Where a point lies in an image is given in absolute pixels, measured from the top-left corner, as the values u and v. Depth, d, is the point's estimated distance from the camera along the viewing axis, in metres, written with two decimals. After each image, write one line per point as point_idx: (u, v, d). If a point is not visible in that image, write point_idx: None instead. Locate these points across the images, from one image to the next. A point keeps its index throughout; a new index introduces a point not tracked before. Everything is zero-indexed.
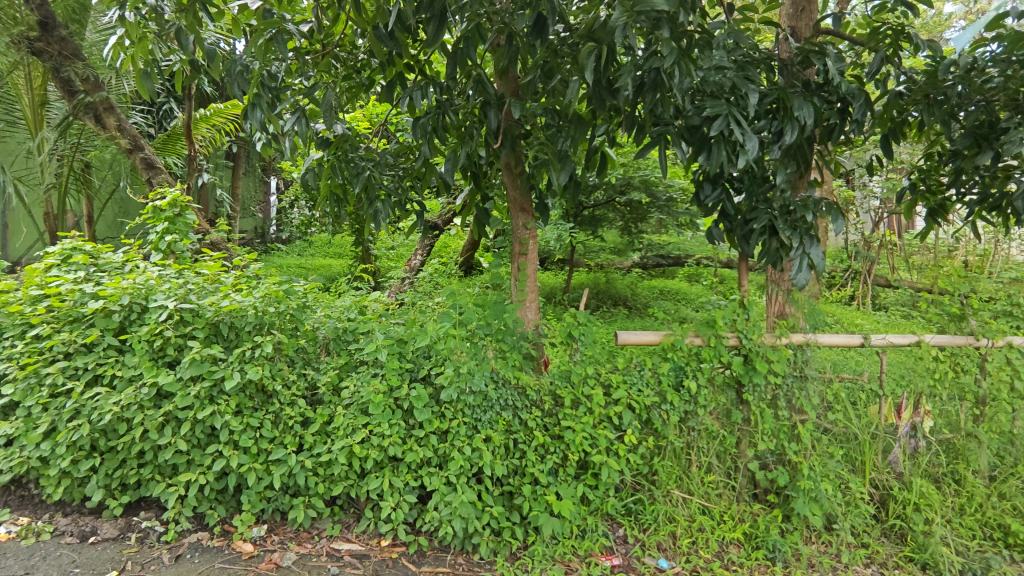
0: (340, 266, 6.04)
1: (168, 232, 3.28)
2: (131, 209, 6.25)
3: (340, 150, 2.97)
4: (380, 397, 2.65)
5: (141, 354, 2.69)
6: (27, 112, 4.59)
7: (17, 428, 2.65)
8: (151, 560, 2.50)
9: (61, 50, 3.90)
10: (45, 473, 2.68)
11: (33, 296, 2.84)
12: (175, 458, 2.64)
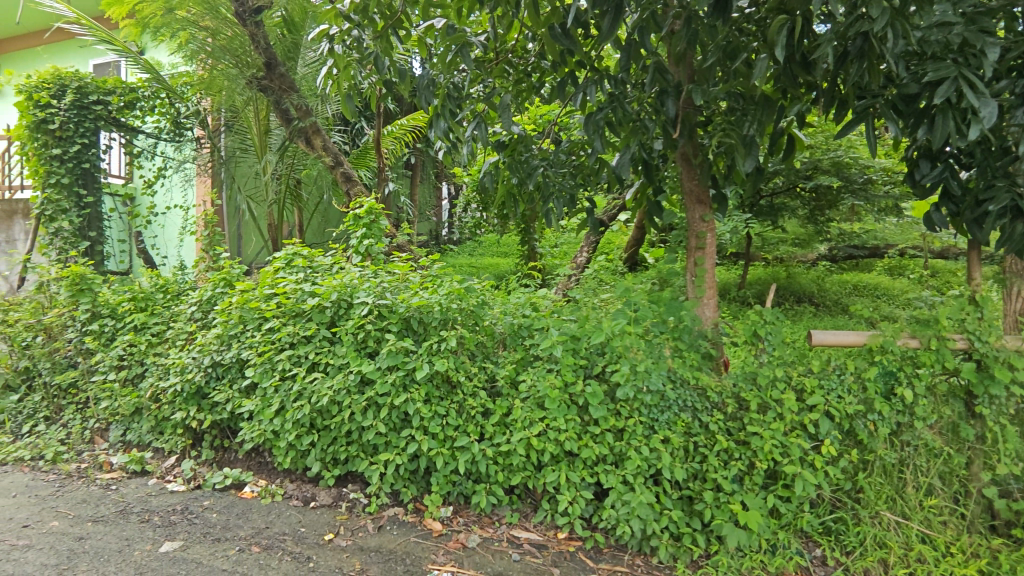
0: (508, 264, 6.27)
1: (366, 237, 3.66)
2: (333, 218, 7.08)
3: (515, 152, 3.08)
4: (557, 392, 2.71)
5: (348, 345, 3.05)
6: (254, 138, 5.34)
7: (256, 405, 3.15)
8: (359, 528, 2.82)
9: (280, 84, 4.57)
10: (277, 444, 3.14)
11: (267, 294, 3.37)
12: (376, 438, 2.94)
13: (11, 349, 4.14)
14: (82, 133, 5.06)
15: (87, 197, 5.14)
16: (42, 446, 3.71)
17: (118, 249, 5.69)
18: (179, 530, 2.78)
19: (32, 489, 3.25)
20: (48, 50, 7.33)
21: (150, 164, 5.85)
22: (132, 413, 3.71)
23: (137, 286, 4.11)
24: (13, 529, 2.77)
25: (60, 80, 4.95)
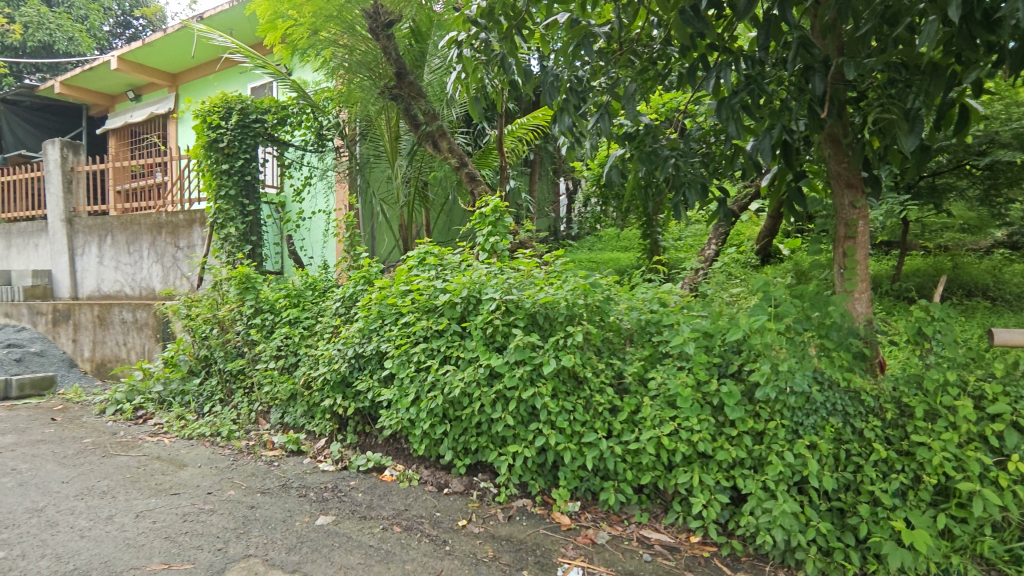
0: (629, 259, 6.14)
1: (492, 234, 3.77)
2: (457, 216, 7.35)
3: (642, 144, 3.00)
4: (689, 391, 2.62)
5: (477, 339, 3.16)
6: (387, 145, 5.61)
7: (394, 394, 3.36)
8: (490, 516, 2.91)
9: (410, 91, 4.85)
10: (412, 432, 3.34)
11: (403, 291, 3.59)
12: (505, 430, 3.02)
13: (194, 339, 4.77)
14: (245, 149, 5.70)
15: (249, 206, 5.79)
16: (219, 425, 4.24)
17: (275, 251, 6.34)
18: (331, 506, 3.05)
19: (213, 461, 3.73)
20: (217, 78, 8.36)
21: (298, 174, 6.41)
22: (288, 398, 4.13)
23: (291, 284, 4.57)
24: (200, 494, 3.20)
25: (227, 104, 5.66)
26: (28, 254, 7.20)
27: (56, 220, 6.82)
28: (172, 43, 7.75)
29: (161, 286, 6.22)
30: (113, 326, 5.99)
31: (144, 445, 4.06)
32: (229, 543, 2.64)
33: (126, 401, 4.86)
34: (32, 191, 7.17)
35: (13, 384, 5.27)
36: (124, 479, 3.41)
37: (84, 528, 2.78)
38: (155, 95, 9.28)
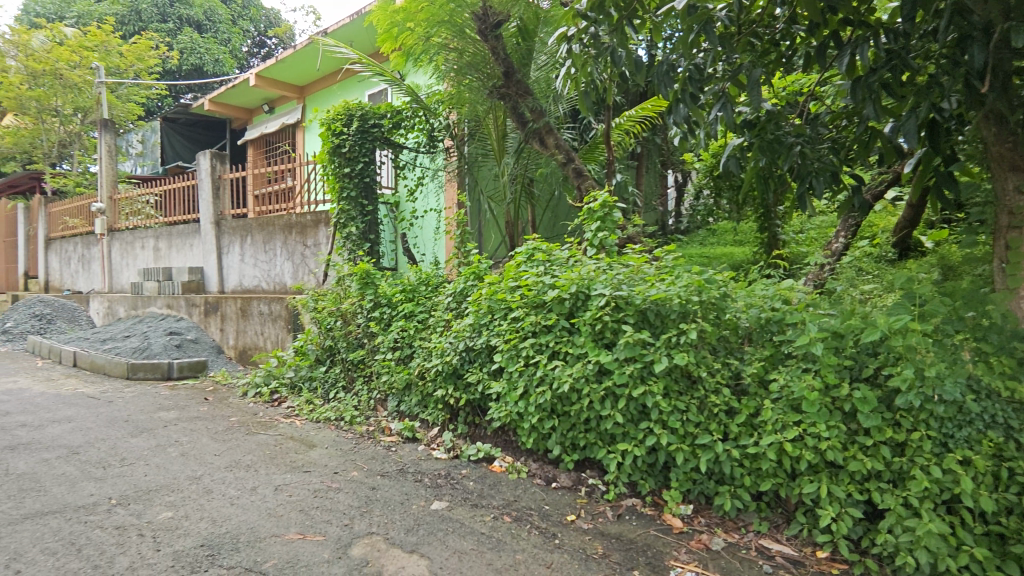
0: (744, 254, 5.82)
1: (600, 229, 3.74)
2: (562, 212, 7.35)
3: (764, 131, 2.84)
4: (816, 395, 2.46)
5: (586, 336, 3.15)
6: (494, 144, 5.70)
7: (504, 388, 3.44)
8: (599, 513, 2.89)
9: (517, 90, 4.90)
10: (521, 425, 3.40)
11: (512, 286, 3.65)
12: (614, 428, 2.99)
13: (320, 330, 5.16)
14: (364, 153, 6.07)
15: (368, 206, 6.17)
16: (342, 410, 4.56)
17: (391, 248, 6.71)
18: (445, 492, 3.19)
19: (338, 444, 4.03)
20: (340, 87, 9.00)
21: (412, 175, 6.72)
22: (404, 387, 4.36)
23: (406, 280, 4.82)
24: (328, 473, 3.48)
25: (348, 111, 6.06)
26: (185, 252, 8.18)
27: (207, 222, 7.67)
28: (300, 58, 8.44)
29: (292, 281, 6.81)
30: (253, 317, 6.65)
31: (279, 425, 4.47)
32: (354, 520, 2.85)
33: (264, 384, 5.37)
34: (187, 197, 8.12)
35: (175, 365, 6.11)
36: (264, 456, 3.79)
37: (233, 496, 3.12)
38: (285, 107, 10.16)
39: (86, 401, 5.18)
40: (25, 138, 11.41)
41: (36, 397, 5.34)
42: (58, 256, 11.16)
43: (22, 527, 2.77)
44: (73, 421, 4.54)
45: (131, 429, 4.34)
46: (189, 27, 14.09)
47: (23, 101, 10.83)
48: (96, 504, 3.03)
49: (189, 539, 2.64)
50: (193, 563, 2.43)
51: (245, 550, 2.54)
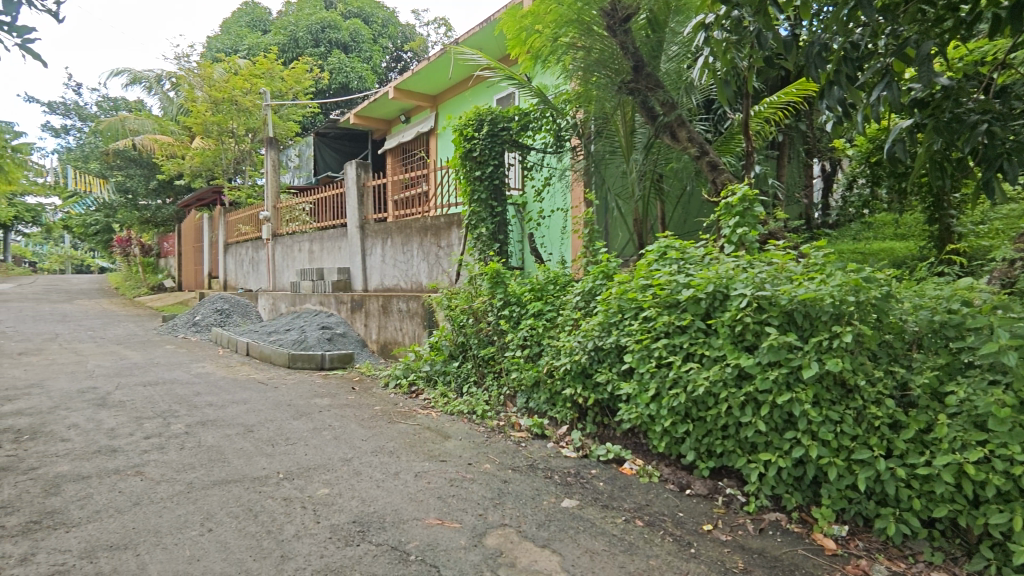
0: (908, 249, 5.17)
1: (739, 225, 3.53)
2: (694, 208, 7.03)
3: (939, 110, 2.54)
4: (1008, 412, 2.15)
5: (725, 338, 3.00)
6: (622, 140, 5.59)
7: (634, 389, 3.38)
8: (738, 525, 2.73)
9: (647, 84, 4.72)
10: (652, 428, 3.32)
11: (643, 285, 3.58)
12: (755, 437, 2.81)
13: (453, 327, 5.40)
14: (494, 156, 6.26)
15: (498, 207, 6.33)
16: (474, 404, 4.73)
17: (518, 248, 6.86)
18: (575, 491, 3.20)
19: (471, 436, 4.20)
20: (470, 94, 9.38)
21: (539, 175, 6.81)
22: (533, 384, 4.44)
23: (535, 279, 4.90)
24: (463, 464, 3.64)
25: (479, 116, 6.27)
26: (335, 254, 8.99)
27: (353, 226, 8.36)
28: (434, 68, 8.91)
29: (428, 280, 7.20)
30: (393, 313, 7.14)
31: (418, 416, 4.75)
32: (487, 511, 2.95)
33: (403, 377, 5.74)
34: (337, 204, 8.93)
35: (327, 356, 6.73)
36: (405, 443, 4.05)
37: (379, 479, 3.38)
38: (420, 116, 10.80)
39: (257, 386, 5.89)
40: (209, 158, 13.23)
41: (219, 381, 6.17)
42: (234, 259, 12.79)
43: (211, 492, 3.22)
44: (247, 404, 5.18)
45: (293, 413, 4.87)
46: (337, 49, 15.43)
47: (208, 126, 12.58)
48: (267, 477, 3.44)
49: (343, 515, 2.90)
50: (347, 537, 2.67)
51: (390, 529, 2.75)
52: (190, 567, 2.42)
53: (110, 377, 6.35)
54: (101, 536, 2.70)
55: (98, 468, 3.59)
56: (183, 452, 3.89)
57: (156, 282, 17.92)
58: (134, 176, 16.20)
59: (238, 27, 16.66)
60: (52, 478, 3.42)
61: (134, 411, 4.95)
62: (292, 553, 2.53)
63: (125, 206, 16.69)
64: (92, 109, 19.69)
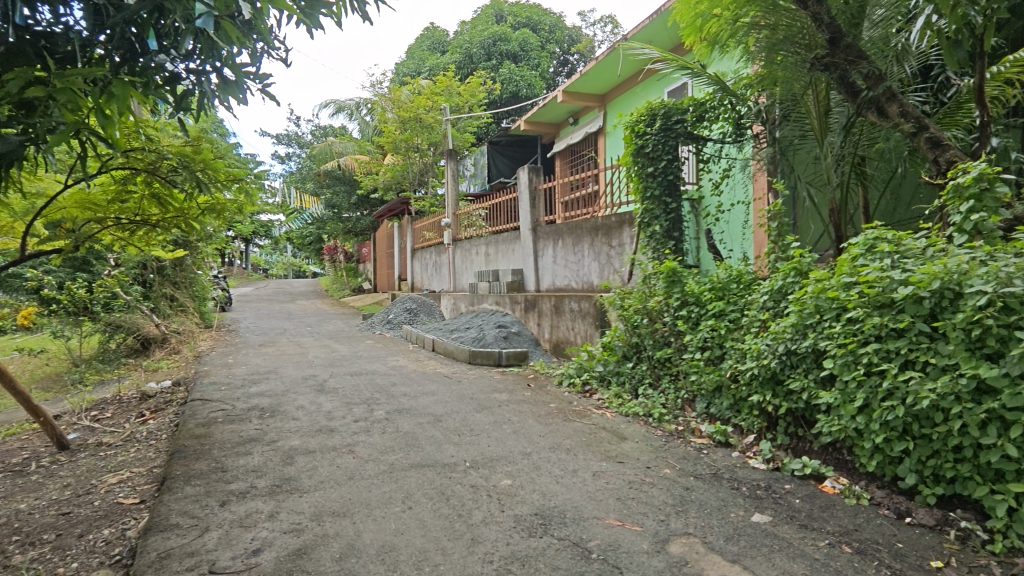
0: None
1: (975, 210, 2.96)
2: (907, 193, 6.05)
3: None
4: None
5: (957, 343, 2.56)
6: (814, 123, 5.03)
7: (836, 398, 3.03)
8: (979, 566, 2.30)
9: (846, 56, 4.15)
10: (860, 444, 2.96)
11: (847, 283, 3.22)
12: (1002, 463, 2.36)
13: (627, 328, 5.33)
14: (667, 151, 6.02)
15: (672, 203, 6.09)
16: (650, 406, 4.62)
17: (694, 246, 6.58)
18: (767, 506, 2.96)
19: (648, 439, 4.11)
20: (641, 88, 9.18)
21: (717, 167, 6.43)
22: (714, 389, 4.22)
23: (715, 277, 4.65)
24: (641, 467, 3.57)
25: (652, 111, 6.10)
26: (509, 256, 9.40)
27: (525, 228, 8.67)
28: (603, 67, 8.91)
29: (599, 280, 7.20)
30: (565, 313, 7.26)
31: (592, 415, 4.78)
32: (670, 517, 2.87)
33: (577, 376, 5.81)
34: (511, 208, 9.35)
35: (504, 353, 7.07)
36: (581, 442, 4.10)
37: (559, 475, 3.46)
38: (589, 117, 10.82)
39: (443, 380, 6.40)
40: (399, 172, 14.70)
41: (411, 374, 6.82)
42: (420, 263, 14.04)
43: (410, 474, 3.58)
44: (436, 395, 5.66)
45: (476, 406, 5.20)
46: (508, 60, 16.14)
47: (398, 144, 14.01)
48: (456, 464, 3.72)
49: (526, 507, 3.02)
50: (530, 528, 2.77)
51: (571, 525, 2.80)
52: (396, 539, 2.71)
53: (325, 367, 7.37)
54: (326, 503, 3.14)
55: (320, 445, 4.19)
56: (385, 436, 4.37)
57: (356, 284, 20.40)
58: (339, 193, 18.67)
59: (421, 51, 18.27)
60: (287, 450, 4.07)
61: (345, 397, 5.69)
62: (481, 538, 2.70)
63: (332, 219, 19.25)
64: (307, 137, 22.99)
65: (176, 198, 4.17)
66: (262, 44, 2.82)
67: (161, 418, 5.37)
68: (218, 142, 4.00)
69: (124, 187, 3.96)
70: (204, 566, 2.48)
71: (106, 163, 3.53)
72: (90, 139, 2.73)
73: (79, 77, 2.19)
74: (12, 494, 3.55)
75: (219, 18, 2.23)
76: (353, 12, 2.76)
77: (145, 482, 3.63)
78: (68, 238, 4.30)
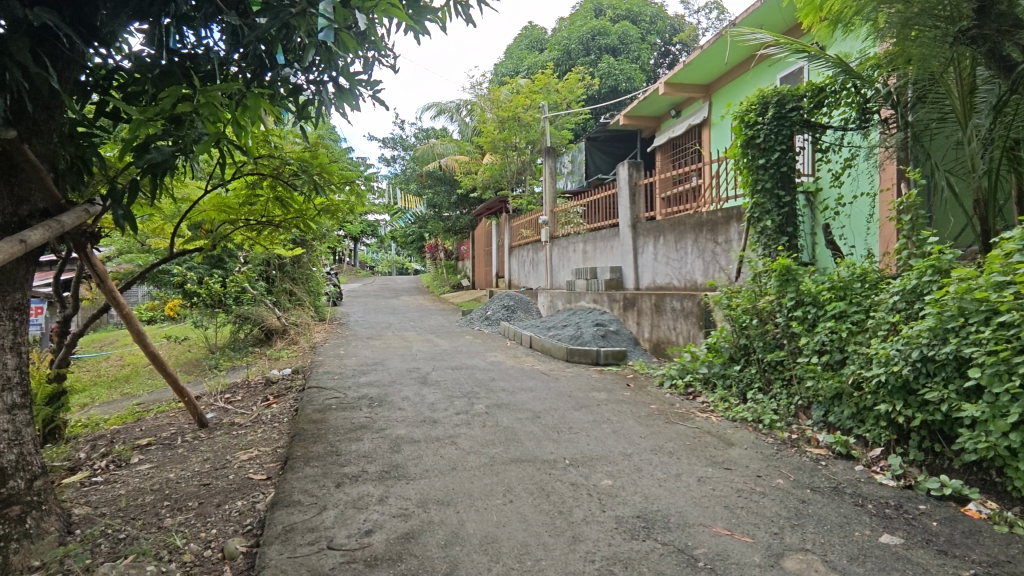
0: None
1: None
2: None
3: None
4: None
5: None
6: (956, 105, 4.58)
7: (983, 412, 2.76)
8: None
9: (1000, 26, 3.50)
10: (1013, 464, 2.69)
11: (998, 282, 2.94)
12: None
13: (734, 328, 5.08)
14: (781, 141, 5.63)
15: (785, 197, 5.69)
16: (760, 412, 4.36)
17: (810, 241, 6.18)
18: (898, 526, 2.70)
19: (759, 446, 3.88)
20: (752, 75, 8.68)
21: (837, 156, 5.93)
22: (834, 396, 3.92)
23: (836, 275, 4.29)
24: (751, 475, 3.38)
25: (764, 99, 5.74)
26: (607, 254, 9.26)
27: (624, 225, 8.50)
28: (709, 56, 8.53)
29: (703, 278, 6.92)
30: (666, 312, 7.05)
31: (696, 418, 4.59)
32: (784, 530, 2.69)
33: (679, 377, 5.61)
34: (610, 205, 9.21)
35: (602, 352, 6.98)
36: (685, 445, 3.96)
37: (661, 479, 3.37)
38: (693, 108, 10.40)
39: (541, 377, 6.45)
40: (498, 171, 14.96)
41: (510, 370, 6.93)
42: (517, 261, 14.22)
43: (510, 468, 3.63)
44: (534, 392, 5.71)
45: (574, 404, 5.18)
46: (607, 54, 15.90)
47: (496, 143, 14.26)
48: (556, 461, 3.73)
49: (628, 508, 2.97)
50: (632, 531, 2.72)
51: (676, 531, 2.71)
52: (498, 531, 2.75)
53: (428, 361, 7.67)
54: (431, 491, 3.26)
55: (425, 434, 4.36)
56: (485, 429, 4.47)
57: (455, 281, 21.04)
58: (440, 193, 19.39)
59: (519, 51, 18.46)
60: (394, 438, 4.27)
61: (447, 390, 5.88)
62: (583, 536, 2.68)
63: (434, 218, 19.99)
64: (411, 139, 24.00)
65: (296, 200, 4.50)
66: (373, 52, 2.96)
67: (283, 403, 5.84)
68: (333, 147, 4.27)
69: (253, 191, 4.33)
70: (323, 541, 2.66)
71: (239, 170, 3.89)
72: (228, 148, 3.01)
73: (218, 92, 2.41)
74: (162, 464, 4.01)
75: (337, 30, 2.38)
76: (456, 16, 2.85)
77: (271, 461, 3.96)
78: (207, 238, 4.79)
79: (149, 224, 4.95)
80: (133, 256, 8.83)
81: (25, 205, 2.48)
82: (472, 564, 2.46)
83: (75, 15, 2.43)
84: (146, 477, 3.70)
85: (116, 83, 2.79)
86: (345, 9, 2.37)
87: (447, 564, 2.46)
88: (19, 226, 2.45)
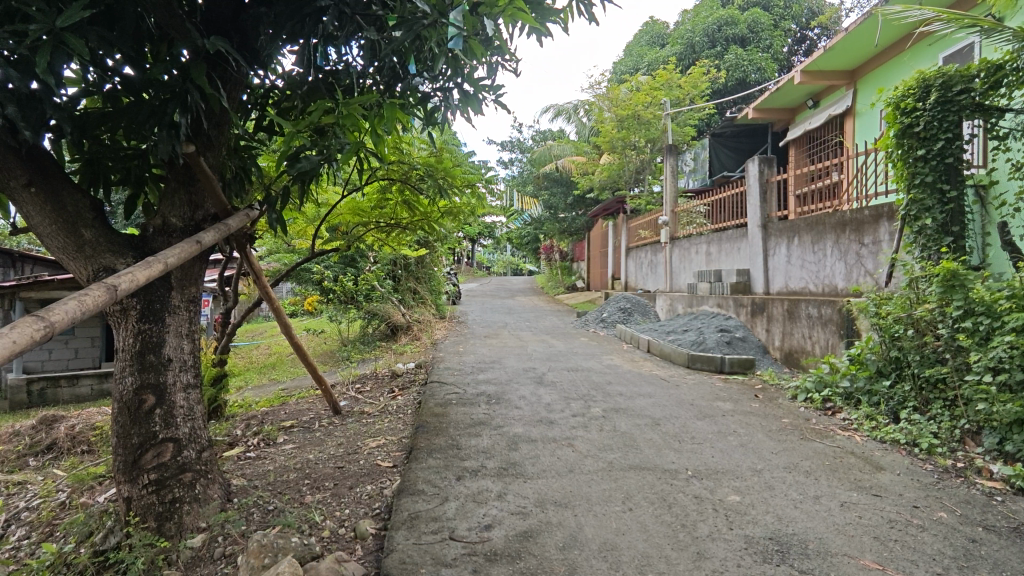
0: None
1: None
2: None
3: None
4: None
5: None
6: None
7: None
8: None
9: None
10: None
11: None
12: None
13: (883, 339, 4.55)
14: (945, 129, 4.92)
15: (950, 191, 4.98)
16: (916, 435, 3.88)
17: (982, 242, 5.25)
18: None
19: (914, 473, 3.45)
20: (909, 56, 7.76)
21: (1018, 144, 5.11)
22: (1014, 421, 3.42)
23: (1018, 283, 3.75)
24: (906, 505, 3.01)
25: (924, 82, 5.08)
26: (733, 255, 8.73)
27: (753, 225, 7.97)
28: (855, 38, 7.77)
29: (845, 283, 6.29)
30: (801, 319, 6.51)
31: (837, 436, 4.18)
32: (949, 572, 2.37)
33: (815, 391, 5.15)
34: (738, 204, 8.69)
35: (727, 360, 6.60)
36: (824, 465, 3.62)
37: (797, 500, 3.10)
38: (833, 96, 9.51)
39: (660, 382, 6.23)
40: (615, 171, 14.70)
41: (627, 373, 6.79)
42: (634, 262, 13.89)
43: (628, 475, 3.53)
44: (653, 398, 5.52)
45: (697, 413, 4.94)
46: (734, 44, 15.05)
47: (614, 143, 14.04)
48: (678, 471, 3.58)
49: (758, 528, 2.76)
50: (764, 553, 2.52)
51: (816, 559, 2.47)
52: (617, 538, 2.69)
53: (543, 361, 7.72)
54: (549, 492, 3.26)
55: (542, 435, 4.38)
56: (603, 433, 4.40)
57: (570, 282, 21.00)
58: (556, 194, 19.47)
59: (639, 48, 18.03)
60: (512, 436, 4.34)
61: (562, 391, 5.88)
62: (709, 553, 2.54)
63: (550, 219, 20.10)
64: (528, 142, 24.38)
65: (422, 203, 4.70)
66: (497, 57, 3.03)
67: (407, 395, 6.16)
68: (456, 151, 4.42)
69: (383, 195, 4.60)
70: (446, 531, 2.76)
71: (373, 175, 4.14)
72: (366, 155, 3.20)
73: (357, 104, 2.57)
74: (303, 446, 4.39)
75: (465, 38, 2.45)
76: (580, 16, 2.83)
77: (396, 450, 4.19)
78: (342, 239, 5.17)
79: (294, 227, 5.45)
80: (281, 256, 9.80)
81: (199, 211, 2.81)
82: (590, 568, 2.42)
83: (242, 42, 2.77)
84: (290, 457, 4.07)
85: (272, 100, 3.11)
86: (473, 17, 2.43)
87: (565, 566, 2.44)
88: (196, 229, 2.78)
